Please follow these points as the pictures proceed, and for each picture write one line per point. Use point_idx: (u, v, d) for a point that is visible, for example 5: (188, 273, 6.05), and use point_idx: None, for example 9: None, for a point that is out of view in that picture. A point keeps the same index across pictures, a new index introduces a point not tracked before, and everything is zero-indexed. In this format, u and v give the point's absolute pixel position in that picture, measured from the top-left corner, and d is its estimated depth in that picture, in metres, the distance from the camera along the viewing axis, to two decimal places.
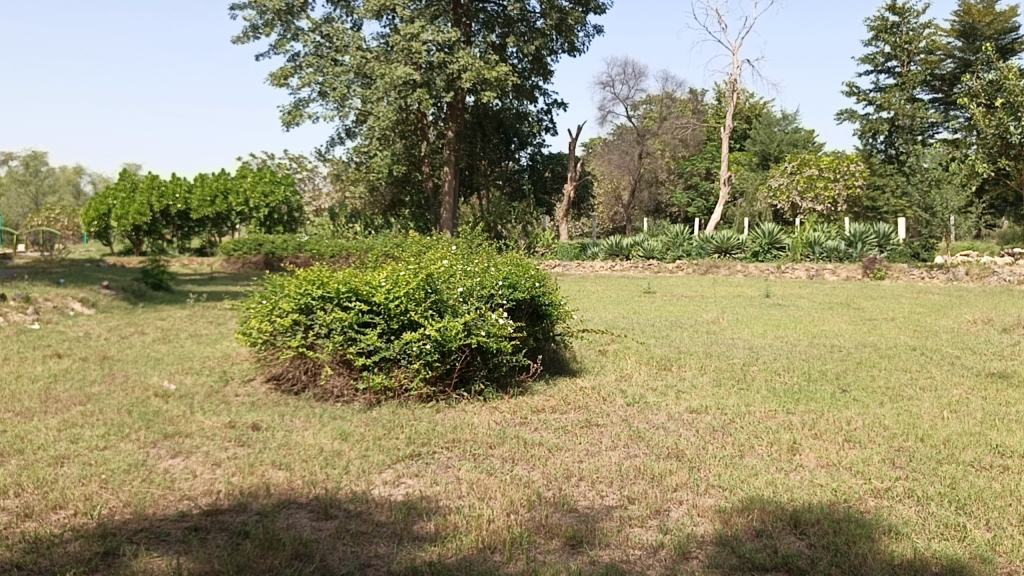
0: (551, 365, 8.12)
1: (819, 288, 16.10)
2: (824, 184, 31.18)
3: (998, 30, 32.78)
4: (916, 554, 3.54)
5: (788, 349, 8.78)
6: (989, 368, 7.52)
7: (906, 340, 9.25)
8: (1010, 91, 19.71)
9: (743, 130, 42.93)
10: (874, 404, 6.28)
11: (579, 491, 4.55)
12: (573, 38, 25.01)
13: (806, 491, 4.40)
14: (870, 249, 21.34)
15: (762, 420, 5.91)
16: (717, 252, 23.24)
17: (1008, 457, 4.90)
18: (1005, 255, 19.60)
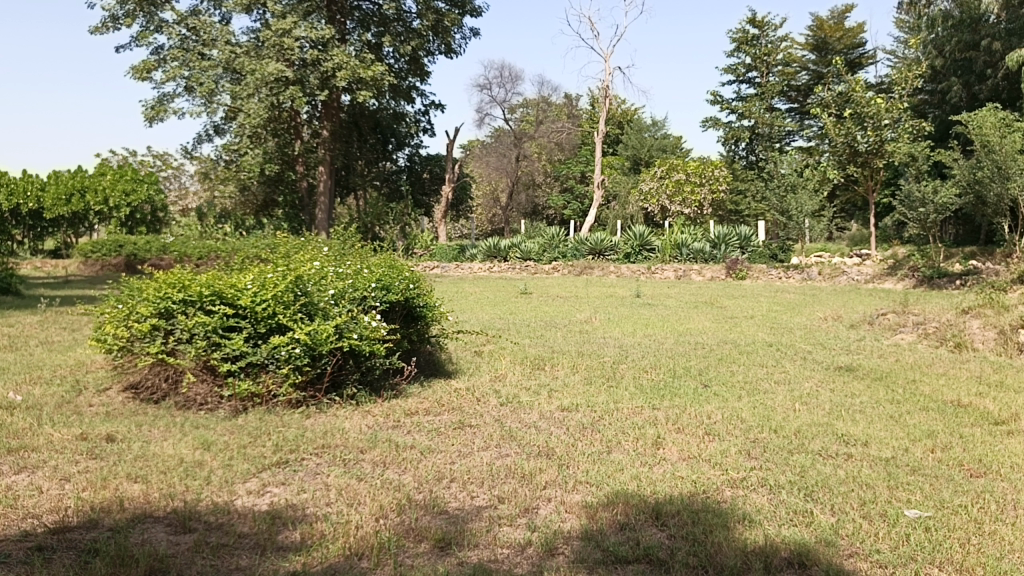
0: (426, 367, 8.08)
1: (685, 288, 16.76)
2: (691, 188, 32.45)
3: (848, 45, 35.05)
4: (767, 540, 3.73)
5: (655, 347, 9.07)
6: (837, 362, 8.03)
7: (764, 337, 9.77)
8: (858, 103, 21.11)
9: (616, 135, 44.23)
10: (733, 398, 6.58)
11: (449, 493, 4.55)
12: (449, 40, 25.03)
13: (668, 484, 4.56)
14: (732, 250, 22.42)
15: (629, 416, 6.08)
16: (591, 253, 23.76)
17: (852, 445, 5.24)
18: (854, 256, 20.96)
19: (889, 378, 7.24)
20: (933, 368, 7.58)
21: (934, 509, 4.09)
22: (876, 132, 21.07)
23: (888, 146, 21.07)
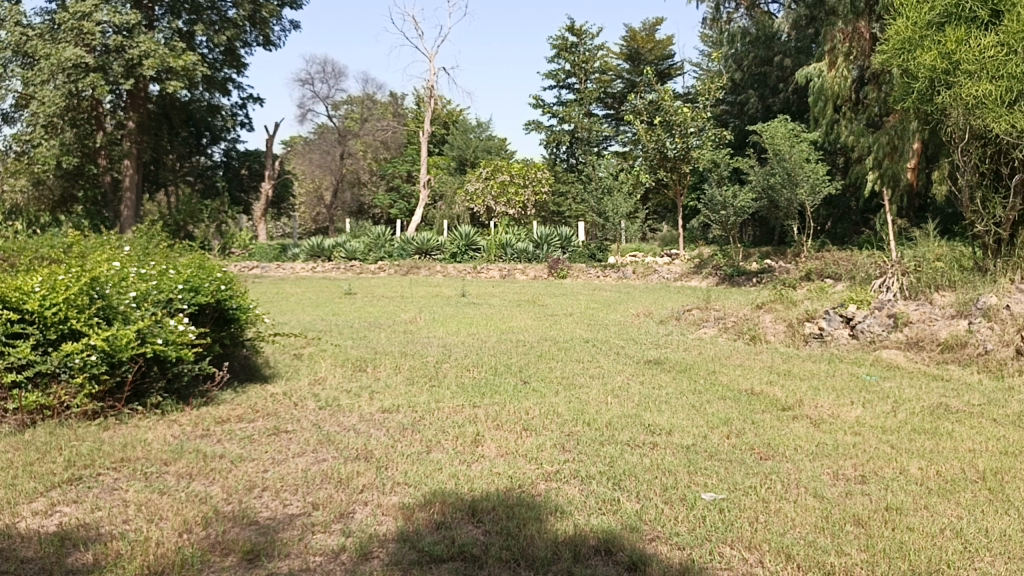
0: (241, 372, 7.75)
1: (509, 287, 17.04)
2: (515, 190, 33.11)
3: (658, 57, 37.05)
4: (577, 530, 3.87)
5: (478, 346, 9.19)
6: (647, 356, 8.46)
7: (581, 333, 10.13)
8: (667, 111, 22.35)
9: (441, 135, 44.40)
10: (550, 393, 6.79)
11: (261, 502, 4.38)
12: (268, 31, 24.34)
13: (484, 480, 4.62)
14: (553, 250, 23.12)
15: (449, 415, 6.11)
16: (417, 253, 23.74)
17: (657, 434, 5.54)
18: (665, 255, 22.18)
19: (692, 370, 7.71)
20: (731, 360, 8.15)
21: (727, 491, 4.40)
22: (683, 139, 22.39)
23: (694, 153, 22.45)
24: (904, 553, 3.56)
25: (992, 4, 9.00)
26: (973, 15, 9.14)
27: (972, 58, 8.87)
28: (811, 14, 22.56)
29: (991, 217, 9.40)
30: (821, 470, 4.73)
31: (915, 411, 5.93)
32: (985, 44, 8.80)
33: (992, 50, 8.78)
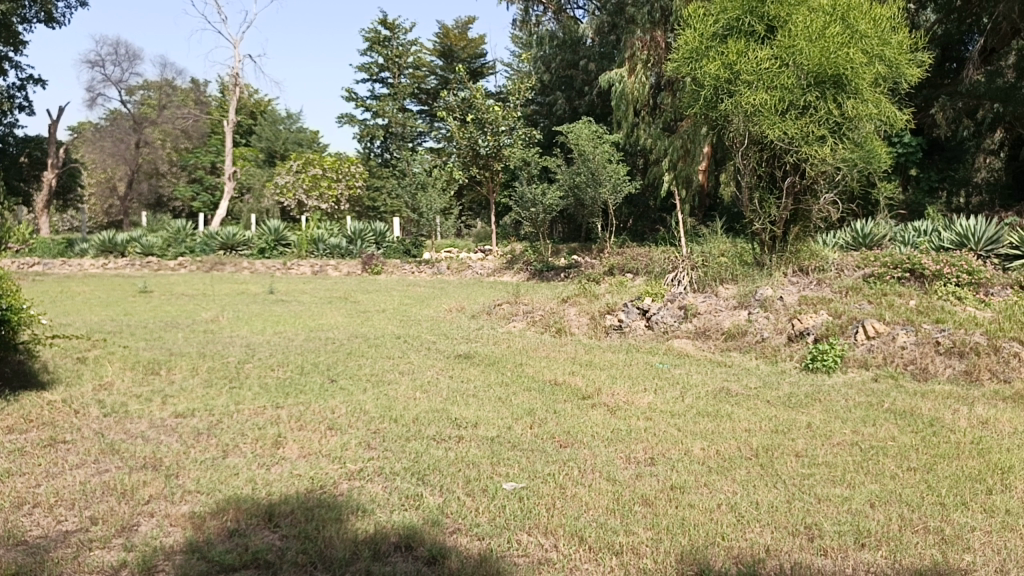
0: (12, 379, 7.05)
1: (320, 284, 16.62)
2: (327, 184, 32.34)
3: (470, 55, 37.48)
4: (377, 528, 3.84)
5: (284, 344, 8.90)
6: (457, 350, 8.53)
7: (393, 330, 10.06)
8: (479, 109, 22.63)
9: (248, 125, 42.57)
10: (358, 390, 6.69)
11: (30, 520, 3.99)
12: (49, 7, 22.27)
13: (284, 483, 4.48)
14: (367, 245, 22.82)
15: (249, 418, 5.86)
16: (222, 248, 22.65)
17: (463, 428, 5.60)
18: (478, 252, 22.47)
19: (500, 363, 7.86)
20: (538, 352, 8.39)
21: (527, 480, 4.53)
22: (495, 137, 22.76)
23: (505, 151, 22.87)
24: (684, 529, 3.81)
25: (767, 20, 9.81)
26: (751, 30, 9.93)
27: (751, 69, 9.63)
28: (614, 22, 23.60)
29: (767, 216, 10.21)
30: (615, 454, 4.97)
31: (700, 395, 6.37)
32: (761, 57, 9.59)
33: (768, 62, 9.58)
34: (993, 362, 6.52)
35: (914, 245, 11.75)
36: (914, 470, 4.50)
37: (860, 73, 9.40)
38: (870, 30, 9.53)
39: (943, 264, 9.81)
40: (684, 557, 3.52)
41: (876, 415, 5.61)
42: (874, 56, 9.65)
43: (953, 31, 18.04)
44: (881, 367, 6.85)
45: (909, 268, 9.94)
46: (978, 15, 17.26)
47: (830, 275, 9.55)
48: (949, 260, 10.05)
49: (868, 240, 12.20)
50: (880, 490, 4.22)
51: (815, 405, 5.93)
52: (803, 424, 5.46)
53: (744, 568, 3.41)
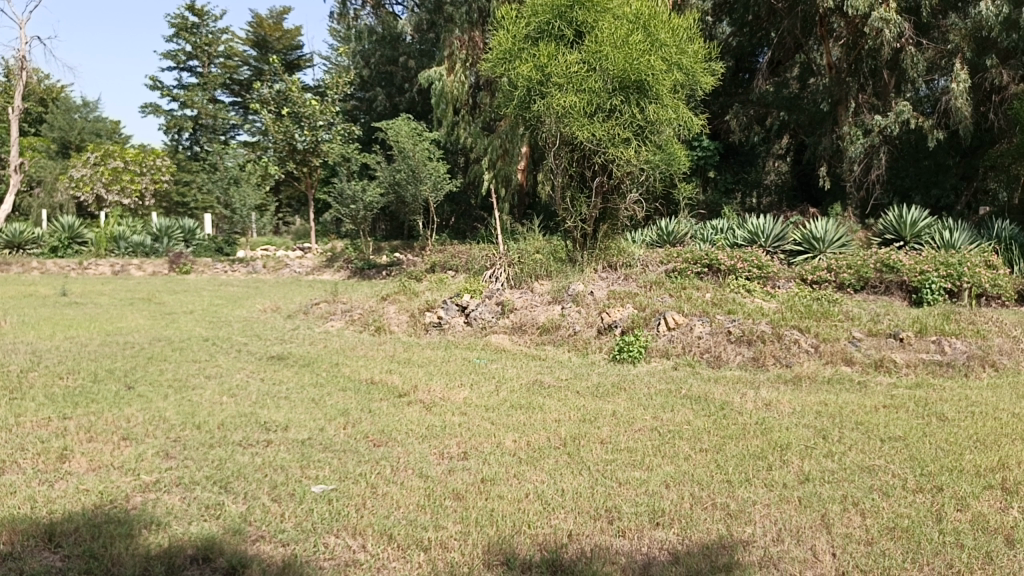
0: None
1: (121, 284, 15.52)
2: (130, 177, 30.17)
3: (286, 46, 36.29)
4: (172, 541, 3.64)
5: (76, 350, 8.23)
6: (269, 352, 8.23)
7: (200, 332, 9.57)
8: (295, 102, 21.94)
9: (37, 113, 39.02)
10: (158, 397, 6.30)
11: None
12: None
13: (68, 500, 4.14)
14: (175, 243, 21.56)
15: (31, 431, 5.37)
16: (6, 247, 20.68)
17: (272, 431, 5.41)
18: (296, 249, 21.79)
19: (314, 363, 7.67)
20: (354, 351, 8.26)
21: (337, 481, 4.45)
22: (312, 132, 22.13)
23: (323, 146, 22.31)
24: (492, 520, 3.88)
25: (576, 25, 10.16)
26: (560, 34, 10.23)
27: (561, 72, 9.93)
28: (432, 20, 23.58)
29: (578, 214, 10.60)
30: (428, 451, 4.99)
31: (514, 389, 6.51)
32: (570, 60, 9.90)
33: (577, 66, 9.91)
34: (777, 349, 7.10)
35: (712, 242, 12.57)
36: (705, 451, 4.81)
37: (660, 80, 9.96)
38: (668, 39, 10.11)
39: (736, 259, 10.81)
40: (490, 548, 3.58)
41: (674, 401, 5.97)
42: (674, 64, 10.25)
43: (745, 43, 19.46)
44: (680, 356, 7.30)
45: (707, 263, 10.79)
46: (767, 30, 18.71)
47: (637, 272, 10.07)
48: (741, 255, 10.92)
49: (672, 238, 12.92)
50: (675, 472, 4.48)
51: (620, 394, 6.22)
52: (608, 412, 5.72)
53: (547, 554, 3.52)
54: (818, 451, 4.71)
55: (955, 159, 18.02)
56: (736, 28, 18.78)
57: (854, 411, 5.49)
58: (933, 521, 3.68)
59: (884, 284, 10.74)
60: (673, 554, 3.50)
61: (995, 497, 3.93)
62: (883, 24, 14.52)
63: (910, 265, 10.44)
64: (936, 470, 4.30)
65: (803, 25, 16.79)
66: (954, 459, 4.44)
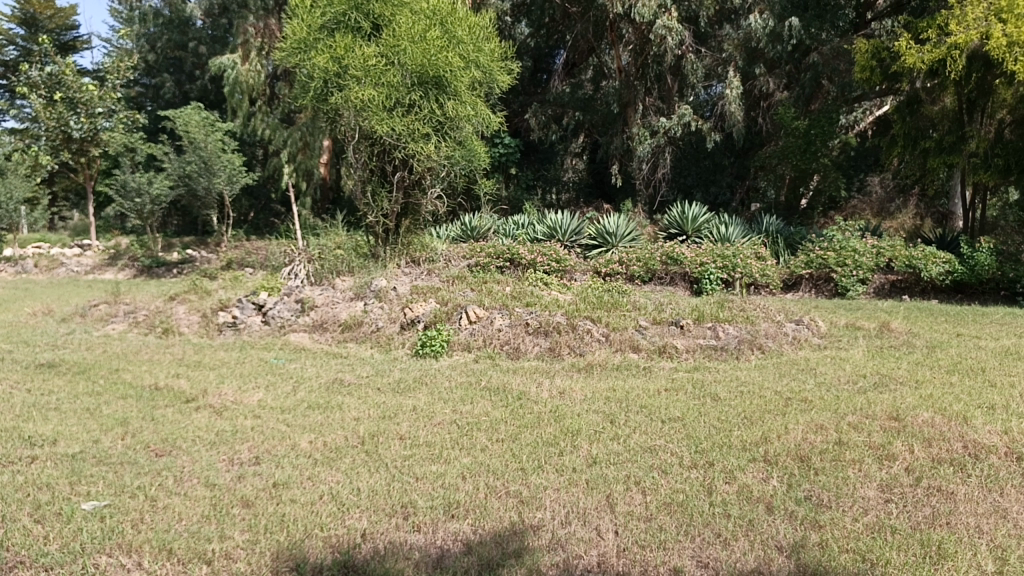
0: None
1: None
2: None
3: (59, 26, 33.24)
4: None
5: None
6: (39, 359, 7.50)
7: None
8: (68, 86, 20.23)
9: None
10: None
11: None
12: None
13: None
14: None
15: None
16: None
17: (39, 446, 4.93)
18: (74, 247, 20.04)
19: (92, 370, 7.08)
20: (138, 355, 7.71)
21: (112, 496, 4.12)
22: (89, 119, 20.46)
23: (102, 135, 20.64)
24: (282, 525, 3.74)
25: (372, 18, 9.99)
26: (357, 26, 9.99)
27: (359, 65, 9.68)
28: (224, 5, 22.47)
29: (379, 209, 10.49)
30: (217, 457, 4.74)
31: (312, 389, 6.32)
32: (368, 53, 9.71)
33: (375, 59, 9.75)
34: (572, 339, 7.37)
35: (514, 237, 12.79)
36: (501, 441, 4.86)
37: (458, 77, 10.06)
38: (465, 37, 10.23)
39: (535, 254, 11.16)
40: (279, 555, 3.45)
41: (474, 393, 6.02)
42: (471, 61, 10.41)
43: (542, 44, 20.17)
44: (480, 349, 7.40)
45: (509, 258, 11.10)
46: (562, 32, 19.42)
47: (440, 266, 10.11)
48: (540, 250, 11.28)
49: (475, 233, 13.03)
50: (471, 463, 4.48)
51: (421, 388, 6.20)
52: (408, 408, 5.67)
53: (339, 556, 3.43)
54: (606, 436, 4.92)
55: (731, 159, 19.61)
56: (534, 29, 19.32)
57: (639, 395, 5.81)
58: (705, 495, 3.96)
59: (669, 276, 11.55)
60: (465, 544, 3.50)
61: (757, 468, 4.30)
62: (666, 32, 15.53)
63: (692, 257, 11.24)
64: (708, 446, 4.64)
65: (595, 29, 17.50)
66: (724, 436, 4.82)
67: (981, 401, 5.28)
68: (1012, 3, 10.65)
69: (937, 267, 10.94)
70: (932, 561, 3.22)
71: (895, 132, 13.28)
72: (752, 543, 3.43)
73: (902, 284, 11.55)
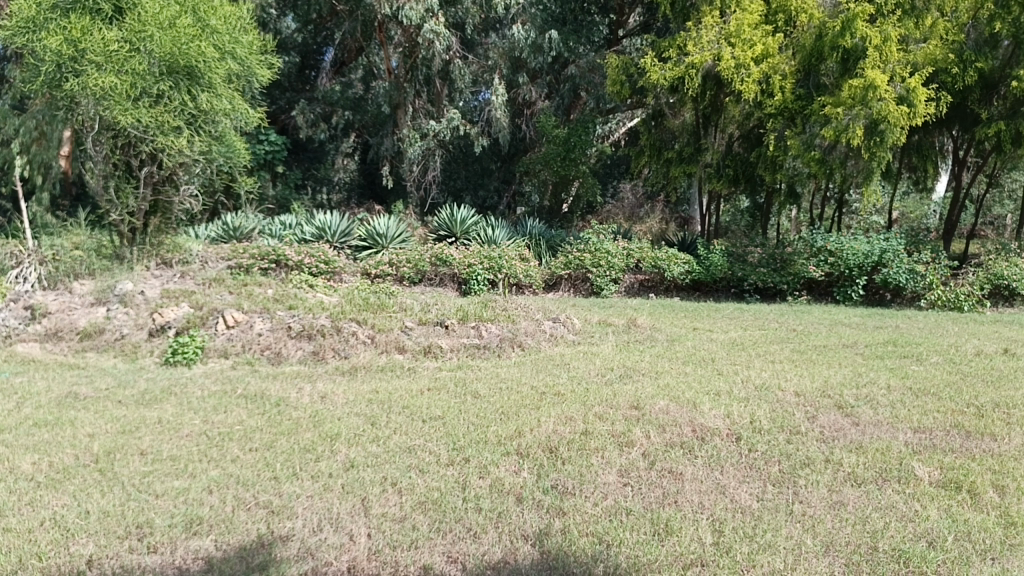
0: None
1: None
2: None
3: None
4: None
5: None
6: None
7: None
8: None
9: None
10: None
11: None
12: None
13: None
14: None
15: None
16: None
17: None
18: None
19: None
20: None
21: None
22: None
23: None
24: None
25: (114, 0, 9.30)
26: (96, 8, 9.27)
27: (98, 50, 8.89)
28: None
29: (124, 207, 9.75)
30: None
31: (40, 405, 5.69)
32: (108, 37, 8.94)
33: (117, 44, 9.00)
34: (336, 342, 7.20)
35: (280, 238, 12.28)
36: (254, 450, 4.60)
37: (211, 69, 9.53)
38: (219, 27, 9.72)
39: (302, 255, 10.84)
40: None
41: (228, 401, 5.68)
42: (226, 52, 9.93)
43: (310, 41, 19.79)
44: (239, 355, 7.03)
45: (275, 259, 10.66)
46: (330, 29, 19.05)
47: (195, 269, 9.50)
48: (307, 250, 10.98)
49: (238, 233, 12.33)
50: (219, 475, 4.21)
51: (169, 399, 5.76)
52: (153, 420, 5.25)
53: None
54: (365, 438, 4.82)
55: (498, 164, 20.23)
56: (301, 25, 18.81)
57: (401, 395, 5.80)
58: (459, 490, 4.02)
59: (439, 277, 11.65)
60: (206, 562, 3.29)
61: (510, 461, 4.45)
62: (433, 36, 15.76)
63: (460, 258, 11.45)
64: (464, 444, 4.72)
65: (364, 29, 17.27)
66: (480, 433, 4.92)
67: (708, 388, 5.83)
68: (738, 29, 11.83)
69: (678, 268, 11.99)
70: (660, 538, 3.49)
71: (643, 143, 14.31)
72: (500, 535, 3.53)
73: (650, 283, 12.47)
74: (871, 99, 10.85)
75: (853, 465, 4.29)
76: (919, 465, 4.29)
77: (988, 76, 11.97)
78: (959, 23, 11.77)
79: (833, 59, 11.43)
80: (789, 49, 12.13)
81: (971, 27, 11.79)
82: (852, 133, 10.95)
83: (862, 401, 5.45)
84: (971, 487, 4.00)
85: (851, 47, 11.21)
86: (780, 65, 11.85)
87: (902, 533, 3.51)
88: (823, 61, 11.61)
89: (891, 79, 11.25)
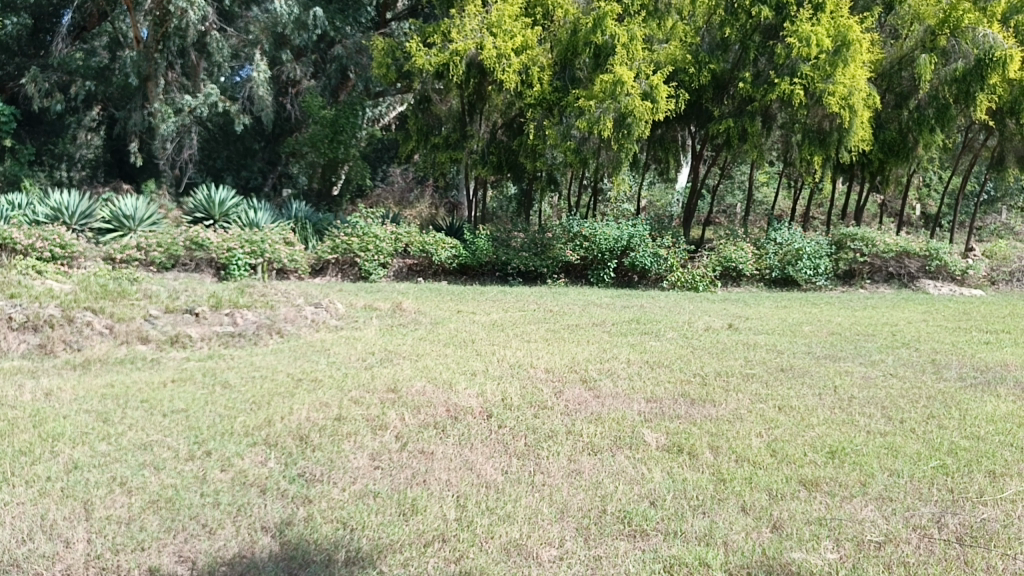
0: None
1: None
2: None
3: None
4: None
5: None
6: None
7: None
8: None
9: None
10: None
11: None
12: None
13: None
14: None
15: None
16: None
17: None
18: None
19: None
20: None
21: None
22: None
23: None
24: None
25: None
26: None
27: None
28: None
29: None
30: None
31: None
32: None
33: None
34: (67, 334, 6.57)
35: (5, 219, 10.94)
36: None
37: None
38: None
39: (33, 237, 9.80)
40: None
41: None
42: None
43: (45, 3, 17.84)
44: None
45: None
46: None
47: None
48: (40, 232, 9.93)
49: None
50: None
51: None
52: None
53: None
54: (93, 436, 4.44)
55: (261, 144, 19.48)
56: None
57: (140, 389, 5.40)
58: (196, 486, 3.81)
59: (195, 262, 11.00)
60: None
61: (256, 452, 4.29)
62: (187, 6, 14.73)
63: (218, 242, 10.93)
64: (207, 437, 4.48)
65: None
66: (226, 424, 4.71)
67: (465, 368, 5.98)
68: (499, 20, 12.15)
69: (445, 252, 12.20)
70: (403, 518, 3.52)
71: (410, 127, 14.27)
72: (237, 529, 3.39)
73: (417, 268, 12.53)
74: (620, 94, 11.62)
75: (591, 435, 4.58)
76: (648, 432, 4.66)
77: (719, 76, 13.25)
78: (695, 27, 13.24)
79: (586, 54, 12.17)
80: (547, 42, 12.75)
81: (705, 31, 13.18)
82: (602, 125, 11.68)
83: (604, 375, 5.85)
84: (690, 449, 4.40)
85: (602, 44, 11.97)
86: (538, 57, 12.45)
87: (628, 496, 3.79)
88: (578, 55, 12.37)
89: (638, 75, 12.06)
